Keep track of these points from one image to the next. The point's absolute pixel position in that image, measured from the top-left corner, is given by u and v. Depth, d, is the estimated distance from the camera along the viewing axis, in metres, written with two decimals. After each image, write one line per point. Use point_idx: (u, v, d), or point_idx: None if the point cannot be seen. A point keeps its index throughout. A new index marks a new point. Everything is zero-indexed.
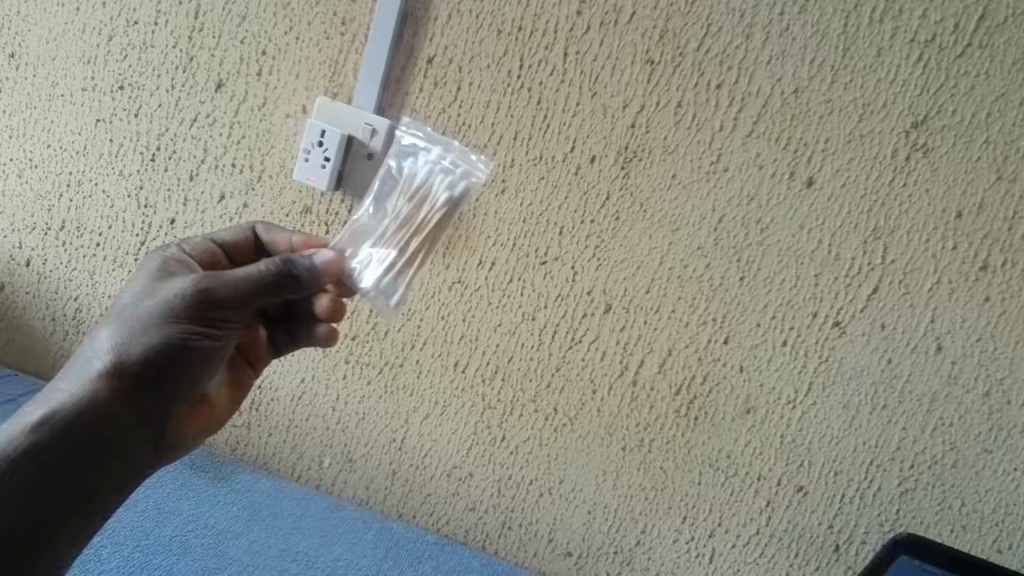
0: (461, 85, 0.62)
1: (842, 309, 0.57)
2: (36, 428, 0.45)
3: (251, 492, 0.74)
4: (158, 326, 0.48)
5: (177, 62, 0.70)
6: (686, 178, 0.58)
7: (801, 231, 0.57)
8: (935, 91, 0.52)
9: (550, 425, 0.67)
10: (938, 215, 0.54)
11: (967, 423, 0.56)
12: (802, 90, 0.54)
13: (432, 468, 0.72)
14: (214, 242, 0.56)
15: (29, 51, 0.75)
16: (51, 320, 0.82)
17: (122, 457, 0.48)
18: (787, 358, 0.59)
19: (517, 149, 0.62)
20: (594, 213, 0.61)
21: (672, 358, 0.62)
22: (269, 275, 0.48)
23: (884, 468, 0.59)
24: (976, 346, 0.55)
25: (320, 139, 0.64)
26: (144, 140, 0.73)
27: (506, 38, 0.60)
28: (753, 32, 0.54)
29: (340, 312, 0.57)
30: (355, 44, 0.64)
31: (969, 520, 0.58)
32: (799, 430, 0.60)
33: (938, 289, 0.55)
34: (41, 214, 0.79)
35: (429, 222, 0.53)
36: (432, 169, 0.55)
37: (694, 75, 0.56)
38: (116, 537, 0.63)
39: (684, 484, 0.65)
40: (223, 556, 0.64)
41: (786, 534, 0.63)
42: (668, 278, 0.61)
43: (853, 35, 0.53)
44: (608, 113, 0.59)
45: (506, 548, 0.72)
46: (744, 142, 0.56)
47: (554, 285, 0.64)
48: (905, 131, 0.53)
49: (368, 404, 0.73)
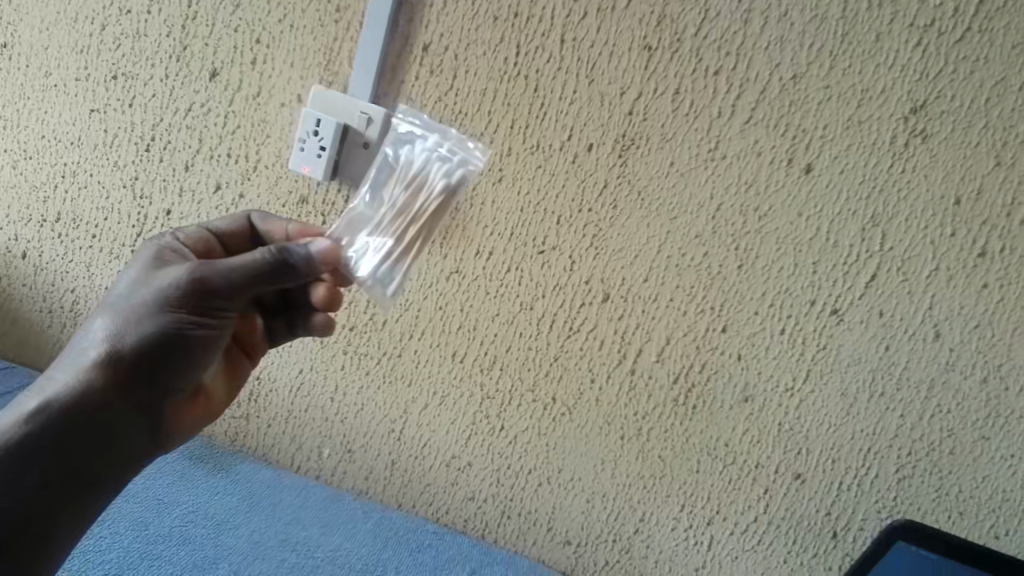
0: (457, 73, 0.62)
1: (840, 297, 0.57)
2: (31, 417, 0.45)
3: (251, 483, 0.74)
4: (153, 315, 0.48)
5: (171, 51, 0.70)
6: (684, 166, 0.58)
7: (800, 218, 0.56)
8: (934, 76, 0.52)
9: (548, 414, 0.67)
10: (937, 201, 0.53)
11: (965, 410, 0.56)
12: (801, 76, 0.54)
13: (431, 457, 0.72)
14: (209, 230, 0.56)
15: (21, 41, 0.75)
16: (48, 312, 0.82)
17: (118, 446, 0.48)
18: (785, 345, 0.59)
19: (514, 137, 0.61)
20: (591, 201, 0.61)
21: (670, 346, 0.62)
22: (264, 264, 0.47)
23: (881, 455, 0.59)
24: (973, 333, 0.55)
25: (315, 128, 0.63)
26: (138, 131, 0.73)
27: (502, 25, 0.60)
28: (751, 17, 0.54)
29: (336, 301, 0.57)
30: (350, 31, 0.63)
31: (966, 506, 0.58)
32: (797, 417, 0.60)
33: (937, 276, 0.54)
34: (36, 206, 0.79)
35: (426, 210, 0.53)
36: (429, 157, 0.54)
37: (691, 62, 0.56)
38: (116, 528, 0.63)
39: (683, 472, 0.65)
40: (223, 546, 0.64)
41: (784, 521, 0.63)
42: (666, 266, 0.60)
43: (852, 20, 0.52)
44: (605, 101, 0.59)
45: (506, 537, 0.72)
46: (742, 129, 0.56)
47: (551, 274, 0.63)
48: (904, 116, 0.53)
49: (366, 395, 0.73)
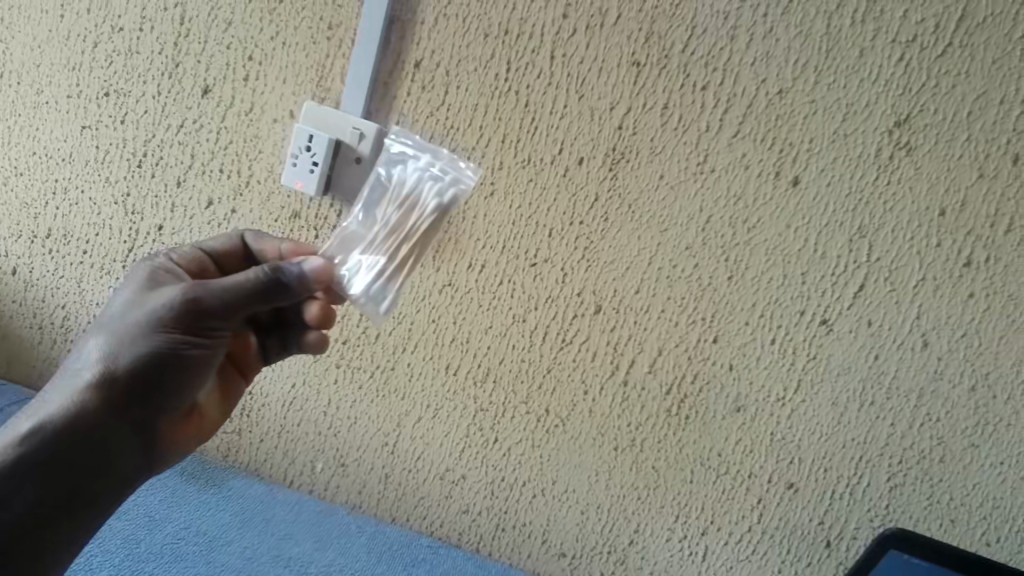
0: (449, 89, 0.62)
1: (829, 307, 0.58)
2: (24, 439, 0.46)
3: (243, 498, 0.73)
4: (146, 336, 0.47)
5: (163, 68, 0.70)
6: (674, 179, 0.59)
7: (788, 230, 0.57)
8: (917, 91, 0.53)
9: (542, 426, 0.68)
10: (922, 212, 0.54)
11: (954, 418, 0.57)
12: (787, 90, 0.55)
13: (425, 470, 0.72)
14: (202, 249, 0.56)
15: (13, 58, 0.75)
16: (39, 328, 0.81)
17: (112, 465, 0.48)
18: (776, 356, 0.60)
19: (505, 152, 0.62)
20: (583, 214, 0.61)
21: (662, 357, 0.63)
22: (258, 283, 0.47)
23: (873, 463, 0.59)
24: (961, 341, 0.55)
25: (308, 144, 0.64)
26: (130, 147, 0.73)
27: (492, 42, 0.61)
28: (737, 34, 0.55)
29: (330, 318, 0.57)
30: (342, 49, 0.64)
31: (958, 514, 0.58)
32: (789, 427, 0.61)
33: (923, 286, 0.55)
34: (27, 222, 0.79)
35: (419, 228, 0.53)
36: (421, 176, 0.54)
37: (679, 78, 0.57)
38: (107, 546, 0.63)
39: (677, 482, 0.65)
40: (214, 563, 0.64)
41: (778, 531, 0.63)
42: (657, 278, 0.61)
43: (836, 36, 0.53)
44: (595, 116, 0.59)
45: (501, 550, 0.72)
46: (730, 142, 0.57)
47: (544, 286, 0.64)
48: (888, 130, 0.54)
49: (359, 408, 0.73)
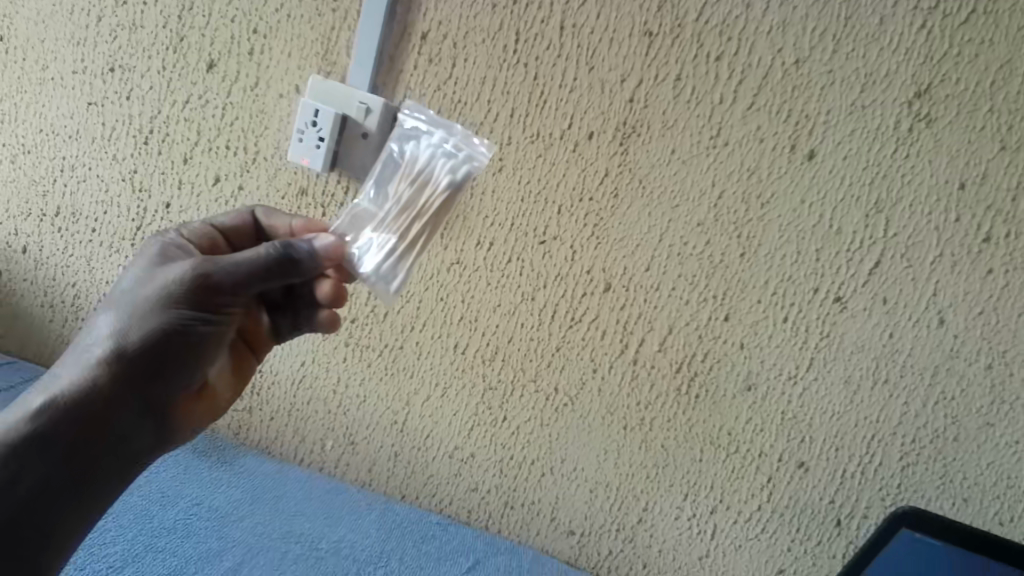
0: (456, 62, 0.61)
1: (843, 284, 0.56)
2: (37, 415, 0.45)
3: (254, 475, 0.74)
4: (158, 313, 0.48)
5: (167, 43, 0.69)
6: (686, 153, 0.57)
7: (802, 205, 0.56)
8: (938, 60, 0.51)
9: (550, 405, 0.67)
10: (941, 186, 0.53)
11: (969, 397, 0.56)
12: (803, 60, 0.53)
13: (434, 449, 0.72)
14: (212, 226, 0.56)
15: (17, 33, 0.74)
16: (49, 307, 0.82)
17: (124, 442, 0.48)
18: (788, 333, 0.59)
19: (514, 126, 0.61)
20: (592, 190, 0.60)
21: (672, 336, 0.62)
22: (270, 260, 0.48)
23: (885, 442, 0.59)
24: (978, 319, 0.54)
25: (314, 119, 0.63)
26: (136, 123, 0.72)
27: (500, 12, 0.59)
28: (753, 1, 0.53)
29: (342, 295, 0.57)
30: (348, 21, 0.63)
31: (971, 493, 0.57)
32: (801, 405, 0.60)
33: (941, 262, 0.54)
34: (36, 201, 0.79)
35: (431, 206, 0.52)
36: (434, 152, 0.53)
37: (693, 48, 0.55)
38: (122, 520, 0.64)
39: (686, 461, 0.65)
40: (226, 538, 0.65)
41: (788, 510, 0.63)
42: (668, 255, 0.60)
43: (855, 3, 0.52)
44: (606, 88, 0.58)
45: (509, 527, 0.72)
46: (745, 115, 0.55)
47: (553, 264, 0.63)
48: (908, 101, 0.52)
49: (368, 387, 0.73)
